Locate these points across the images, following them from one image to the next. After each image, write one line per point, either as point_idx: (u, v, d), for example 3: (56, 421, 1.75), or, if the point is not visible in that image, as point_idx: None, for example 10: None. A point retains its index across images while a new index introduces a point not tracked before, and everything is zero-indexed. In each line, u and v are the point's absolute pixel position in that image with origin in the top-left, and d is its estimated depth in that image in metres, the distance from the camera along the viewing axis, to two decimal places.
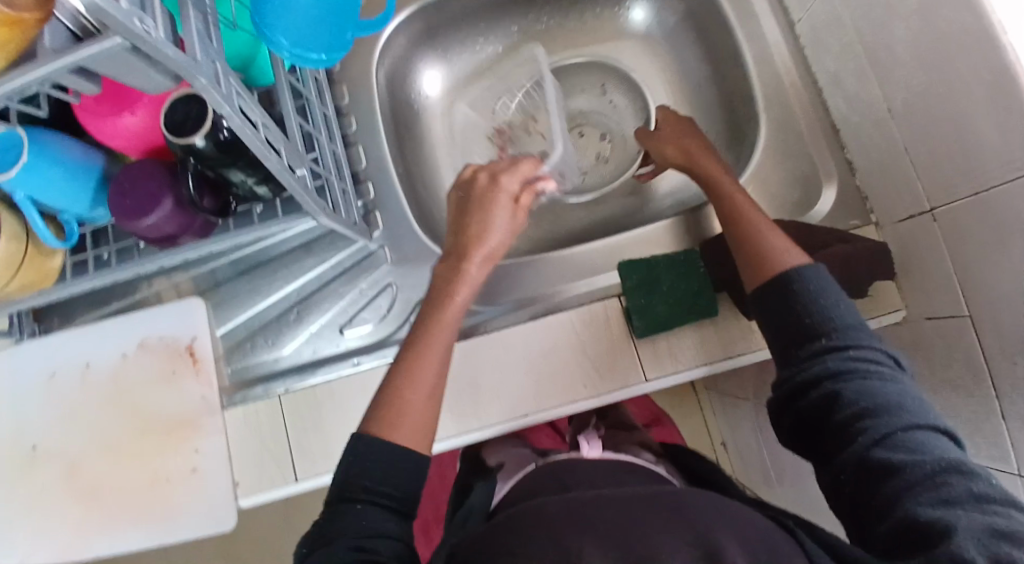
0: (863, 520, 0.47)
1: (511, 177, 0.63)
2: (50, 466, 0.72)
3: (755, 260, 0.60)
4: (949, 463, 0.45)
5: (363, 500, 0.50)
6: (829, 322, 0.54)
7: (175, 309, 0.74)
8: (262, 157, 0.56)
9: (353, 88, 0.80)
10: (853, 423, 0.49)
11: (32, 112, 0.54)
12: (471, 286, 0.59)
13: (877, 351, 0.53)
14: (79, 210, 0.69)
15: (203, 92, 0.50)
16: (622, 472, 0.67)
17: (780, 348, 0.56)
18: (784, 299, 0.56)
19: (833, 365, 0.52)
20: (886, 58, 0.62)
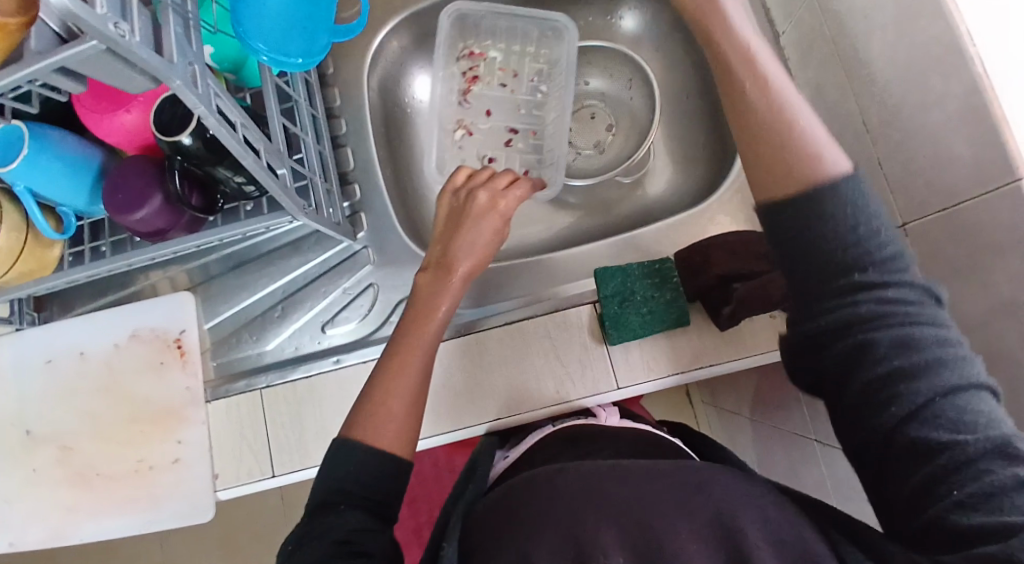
0: (892, 496, 0.43)
1: (511, 201, 0.65)
2: (44, 450, 0.76)
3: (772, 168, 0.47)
4: (993, 437, 0.40)
5: (342, 503, 0.51)
6: (863, 252, 0.45)
7: (165, 302, 0.76)
8: (239, 157, 0.59)
9: (344, 92, 0.82)
10: (889, 387, 0.43)
11: (25, 108, 0.56)
12: (453, 298, 0.62)
13: (914, 284, 0.45)
14: (77, 204, 0.71)
15: (178, 93, 0.52)
16: (642, 443, 0.67)
17: (797, 281, 0.47)
18: (809, 223, 0.45)
19: (866, 311, 0.44)
20: (862, 69, 0.62)
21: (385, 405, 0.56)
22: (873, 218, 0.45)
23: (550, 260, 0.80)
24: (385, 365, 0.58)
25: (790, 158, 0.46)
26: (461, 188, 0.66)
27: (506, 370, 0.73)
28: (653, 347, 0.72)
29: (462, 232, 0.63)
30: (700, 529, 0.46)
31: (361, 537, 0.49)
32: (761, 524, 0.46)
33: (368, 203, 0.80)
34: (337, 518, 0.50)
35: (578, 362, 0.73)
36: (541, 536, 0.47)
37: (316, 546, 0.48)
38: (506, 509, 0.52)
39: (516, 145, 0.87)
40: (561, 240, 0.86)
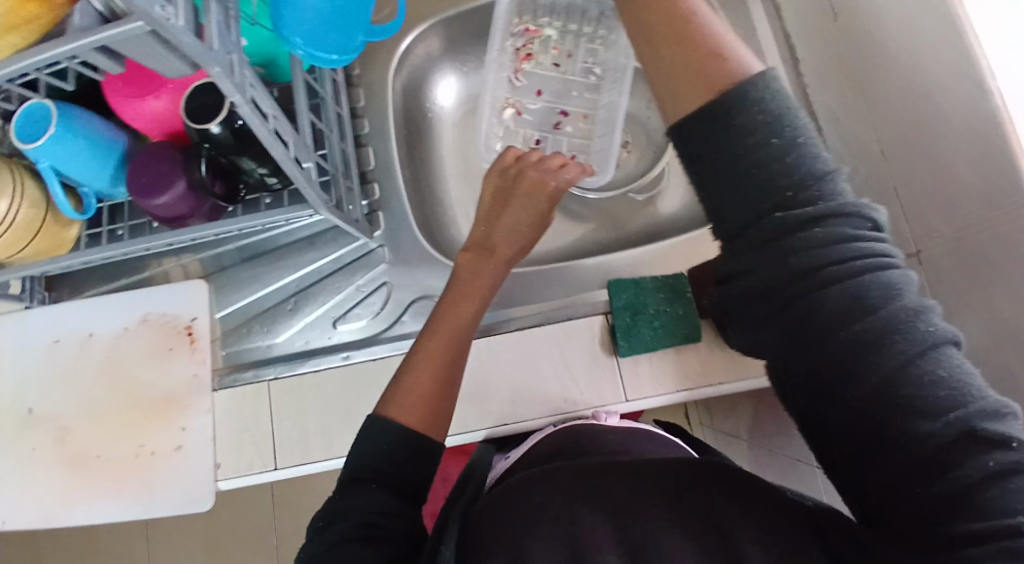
0: (858, 473, 0.42)
1: (557, 179, 0.68)
2: (45, 429, 0.75)
3: (683, 77, 0.43)
4: (958, 405, 0.39)
5: (367, 483, 0.53)
6: (795, 195, 0.41)
7: (179, 289, 0.77)
8: (268, 146, 0.59)
9: (369, 93, 0.84)
10: (843, 357, 0.40)
11: (60, 85, 0.56)
12: (488, 283, 0.65)
13: (856, 229, 0.41)
14: (99, 185, 0.71)
15: (217, 81, 0.53)
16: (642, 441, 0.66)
17: (733, 231, 0.44)
18: (734, 162, 0.42)
19: (806, 268, 0.41)
20: (880, 100, 0.64)
21: (413, 389, 0.59)
22: (797, 150, 0.41)
23: (561, 271, 0.81)
24: (426, 335, 0.62)
25: (712, 71, 0.43)
26: (510, 167, 0.69)
27: (515, 376, 0.74)
28: (661, 361, 0.72)
29: (508, 209, 0.67)
30: (700, 532, 0.46)
31: (383, 520, 0.51)
32: (757, 533, 0.45)
33: (386, 203, 0.81)
34: (362, 497, 0.52)
35: (587, 371, 0.73)
36: (535, 530, 0.48)
37: (340, 525, 0.50)
38: (503, 501, 0.52)
39: (563, 127, 0.88)
40: (574, 252, 0.86)
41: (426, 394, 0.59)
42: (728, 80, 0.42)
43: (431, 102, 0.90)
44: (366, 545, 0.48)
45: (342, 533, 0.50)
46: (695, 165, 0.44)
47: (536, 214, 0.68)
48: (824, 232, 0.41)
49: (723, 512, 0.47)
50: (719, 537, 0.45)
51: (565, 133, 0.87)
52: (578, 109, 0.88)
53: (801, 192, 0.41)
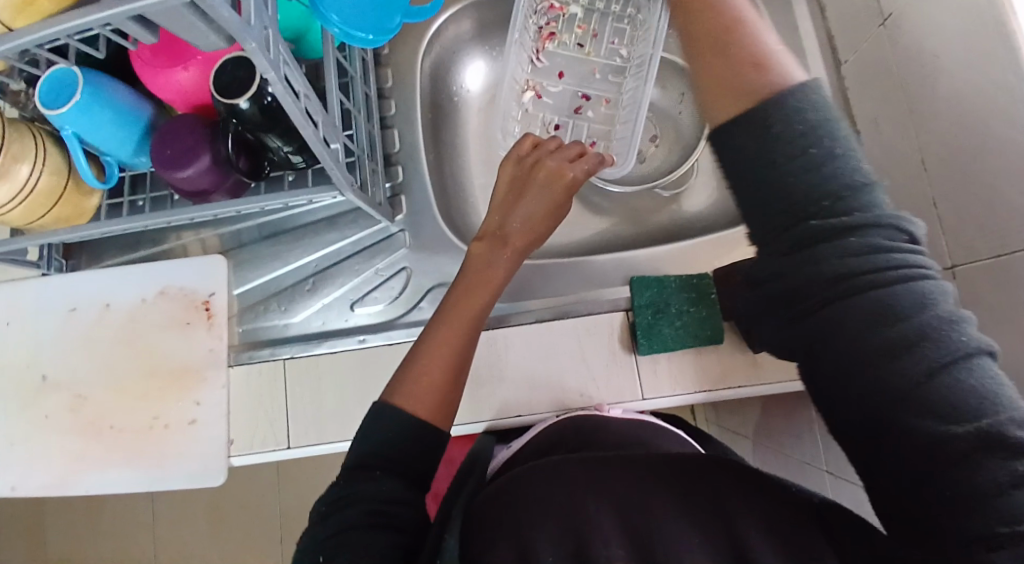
0: (878, 479, 0.41)
1: (576, 169, 0.66)
2: (59, 396, 0.75)
3: (719, 84, 0.44)
4: (988, 414, 0.38)
5: (375, 470, 0.53)
6: (828, 200, 0.41)
7: (197, 263, 0.76)
8: (299, 126, 0.58)
9: (397, 74, 0.82)
10: (869, 360, 0.39)
11: (90, 53, 0.55)
12: (502, 272, 0.63)
13: (892, 236, 0.41)
14: (122, 154, 0.71)
15: (252, 55, 0.52)
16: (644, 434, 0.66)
17: (763, 234, 0.44)
18: (770, 166, 0.42)
19: (836, 273, 0.40)
20: (924, 110, 0.63)
21: (423, 380, 0.57)
22: (836, 157, 0.41)
23: (580, 265, 0.80)
24: (436, 325, 0.60)
25: (749, 80, 0.43)
26: (527, 155, 0.67)
27: (532, 368, 0.73)
28: (680, 361, 0.72)
29: (525, 200, 0.65)
30: (705, 530, 0.46)
31: (392, 507, 0.51)
32: (761, 528, 0.46)
33: (409, 186, 0.80)
34: (371, 484, 0.52)
35: (604, 368, 0.73)
36: (541, 524, 0.48)
37: (346, 512, 0.50)
38: (507, 494, 0.52)
39: (585, 111, 0.87)
40: (595, 245, 0.86)
41: (435, 386, 0.57)
42: (764, 86, 0.43)
43: (457, 85, 0.89)
44: (374, 532, 0.49)
45: (349, 519, 0.50)
46: (730, 167, 0.44)
47: (554, 206, 0.65)
48: (859, 238, 0.40)
49: (730, 508, 0.47)
50: (723, 528, 0.46)
51: (586, 117, 0.87)
52: (600, 92, 0.87)
53: (838, 198, 0.41)
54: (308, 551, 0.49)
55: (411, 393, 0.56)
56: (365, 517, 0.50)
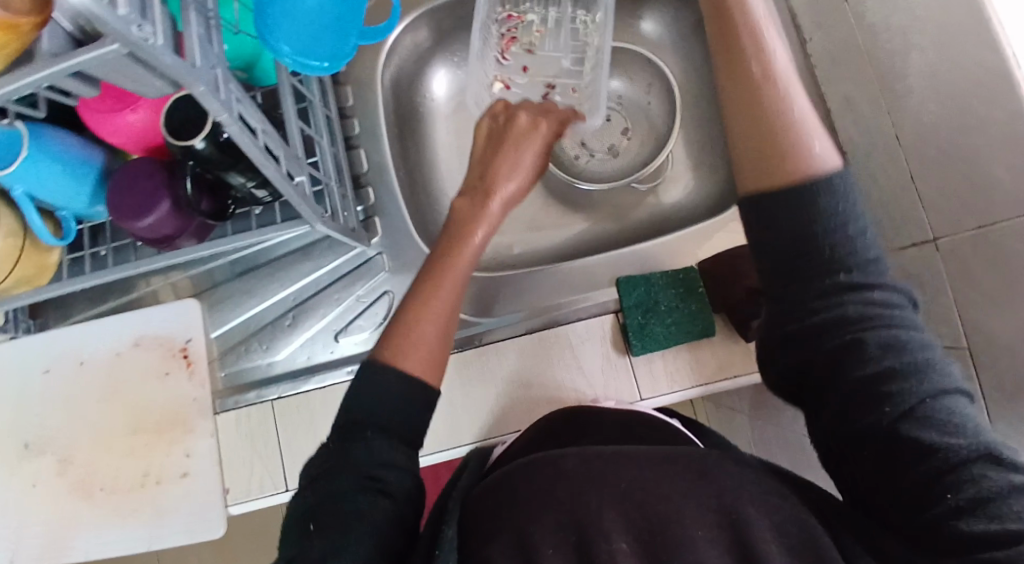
0: (879, 495, 0.44)
1: (550, 124, 0.69)
2: (43, 463, 0.72)
3: (766, 161, 0.46)
4: (981, 441, 0.42)
5: (375, 430, 0.53)
6: (848, 256, 0.46)
7: (170, 310, 0.73)
8: (261, 165, 0.56)
9: (358, 91, 0.79)
10: (884, 387, 0.43)
11: (31, 113, 0.51)
12: (490, 224, 0.64)
13: (897, 292, 0.47)
14: (77, 207, 0.67)
15: (202, 100, 0.49)
16: (639, 428, 0.63)
17: (781, 280, 0.48)
18: (795, 221, 0.46)
19: (853, 317, 0.45)
20: (901, 89, 0.63)
21: (417, 337, 0.57)
22: (859, 223, 0.46)
23: (565, 268, 0.77)
24: (424, 282, 0.60)
25: (780, 146, 0.46)
26: (502, 114, 0.70)
27: (527, 381, 0.72)
28: (675, 359, 0.71)
29: (507, 157, 0.66)
30: (707, 514, 0.46)
31: (384, 473, 0.51)
32: (766, 514, 0.46)
33: (382, 207, 0.78)
34: (365, 448, 0.52)
35: (601, 374, 0.72)
36: (541, 518, 0.47)
37: (342, 476, 0.50)
38: (506, 488, 0.50)
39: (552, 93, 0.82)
40: (577, 247, 0.84)
41: (427, 343, 0.57)
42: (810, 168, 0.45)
43: (420, 96, 0.86)
44: (368, 498, 0.49)
45: (345, 485, 0.50)
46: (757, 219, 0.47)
47: (534, 162, 0.68)
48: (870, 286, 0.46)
49: (727, 491, 0.47)
50: (722, 513, 0.46)
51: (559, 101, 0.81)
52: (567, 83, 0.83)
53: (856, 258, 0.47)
54: (297, 518, 0.50)
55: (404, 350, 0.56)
56: (359, 484, 0.50)
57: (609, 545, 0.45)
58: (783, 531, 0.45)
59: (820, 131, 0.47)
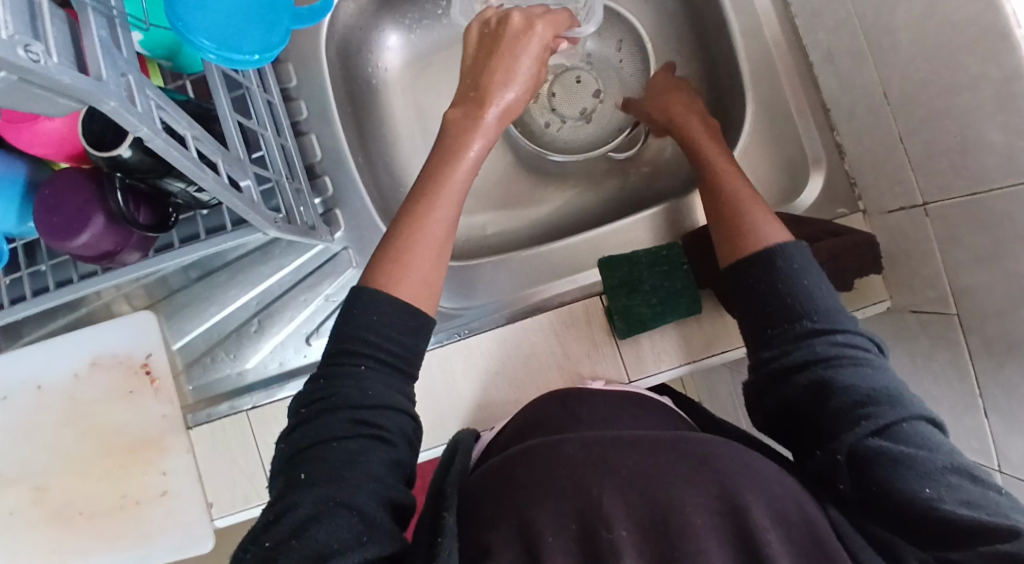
0: (867, 508, 0.42)
1: (547, 26, 0.61)
2: (12, 493, 0.70)
3: (729, 239, 0.55)
4: (956, 465, 0.41)
5: (370, 359, 0.47)
6: (811, 304, 0.49)
7: (126, 325, 0.70)
8: (196, 178, 0.49)
9: (302, 71, 0.73)
10: (854, 407, 0.43)
11: None
12: (487, 138, 0.56)
13: (863, 337, 0.48)
14: (5, 228, 0.61)
15: (114, 115, 0.42)
16: (635, 407, 0.59)
17: (757, 334, 0.51)
18: (764, 284, 0.51)
19: (823, 356, 0.46)
20: (885, 40, 0.59)
21: (413, 260, 0.51)
22: (821, 283, 0.50)
23: (546, 251, 0.74)
24: (411, 202, 0.53)
25: (740, 228, 0.55)
26: (493, 17, 0.61)
27: (512, 371, 0.70)
28: (662, 339, 0.69)
29: (503, 58, 0.58)
30: (707, 501, 0.42)
31: (380, 416, 0.46)
32: (763, 499, 0.42)
33: (342, 197, 0.73)
34: (357, 386, 0.46)
35: (586, 357, 0.70)
36: (542, 502, 0.42)
37: (329, 421, 0.45)
38: (501, 475, 0.46)
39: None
40: (553, 223, 0.81)
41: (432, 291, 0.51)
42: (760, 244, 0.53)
43: (373, 69, 0.80)
44: (362, 442, 0.44)
45: (334, 431, 0.44)
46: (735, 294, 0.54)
47: (535, 69, 0.60)
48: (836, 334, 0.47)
49: (730, 476, 0.43)
50: (723, 499, 0.42)
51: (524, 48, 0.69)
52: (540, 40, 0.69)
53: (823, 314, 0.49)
54: (279, 468, 0.45)
55: (395, 271, 0.50)
56: (354, 428, 0.45)
57: (610, 533, 0.41)
58: (786, 525, 0.41)
59: (769, 218, 0.55)
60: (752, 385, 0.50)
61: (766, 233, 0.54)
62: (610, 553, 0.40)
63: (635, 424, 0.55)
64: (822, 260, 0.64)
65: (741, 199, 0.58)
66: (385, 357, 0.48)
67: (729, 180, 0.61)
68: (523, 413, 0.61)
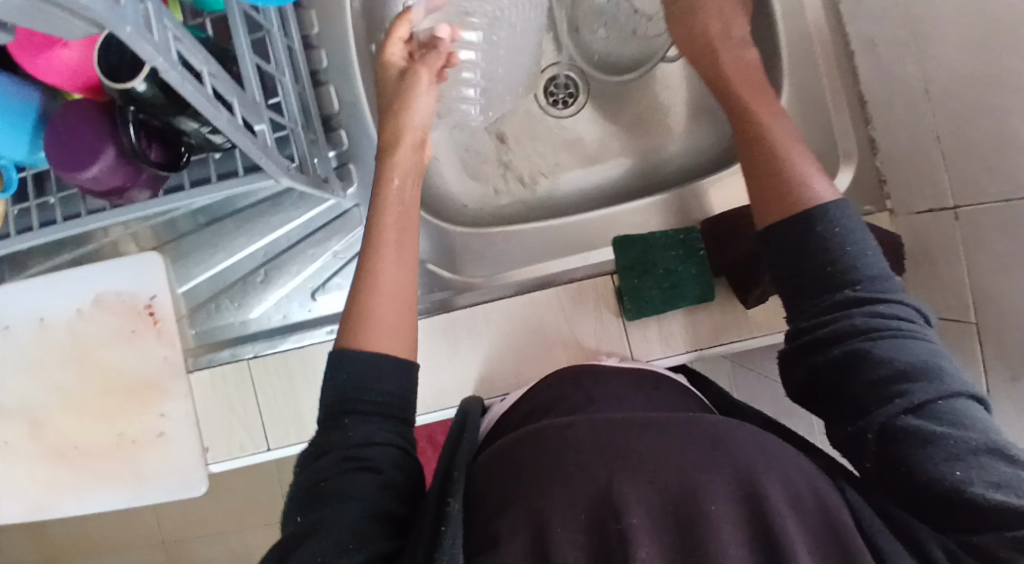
0: (889, 481, 0.43)
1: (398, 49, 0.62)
2: (12, 423, 0.70)
3: (772, 195, 0.51)
4: (991, 443, 0.40)
5: (352, 412, 0.47)
6: (854, 271, 0.47)
7: (131, 265, 0.69)
8: (211, 117, 0.48)
9: (325, 18, 0.71)
10: (888, 383, 0.43)
11: None
12: (405, 170, 0.58)
13: (906, 306, 0.46)
14: (17, 157, 0.60)
15: (131, 43, 0.40)
16: (647, 388, 0.58)
17: (793, 300, 0.49)
18: (802, 249, 0.48)
19: (862, 327, 0.45)
20: (930, 31, 0.56)
21: (377, 311, 0.50)
22: (865, 247, 0.47)
23: (561, 225, 0.73)
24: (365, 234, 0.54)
25: (786, 185, 0.50)
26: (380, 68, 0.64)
27: (517, 343, 0.69)
28: (670, 323, 0.68)
29: (403, 100, 0.60)
30: (722, 487, 0.41)
31: (370, 452, 0.45)
32: (779, 481, 0.42)
33: (357, 152, 0.72)
34: (343, 430, 0.46)
35: (593, 335, 0.69)
36: (551, 490, 0.42)
37: (320, 463, 0.45)
38: (512, 458, 0.46)
39: (468, 71, 0.72)
40: (570, 198, 0.80)
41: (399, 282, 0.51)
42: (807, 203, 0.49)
43: None
44: (354, 477, 0.44)
45: (325, 471, 0.44)
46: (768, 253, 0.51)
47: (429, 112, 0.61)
48: (874, 303, 0.46)
49: (743, 460, 0.43)
50: (740, 485, 0.41)
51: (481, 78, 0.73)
52: (479, 20, 0.70)
53: (864, 282, 0.47)
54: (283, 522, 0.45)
55: (363, 321, 0.49)
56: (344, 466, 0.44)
57: (619, 523, 0.40)
58: (800, 508, 0.41)
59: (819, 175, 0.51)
60: (784, 349, 0.50)
61: (822, 190, 0.50)
62: (620, 544, 0.39)
63: (650, 406, 0.54)
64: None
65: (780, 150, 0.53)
66: (369, 405, 0.47)
67: (768, 125, 0.55)
68: (536, 388, 0.61)
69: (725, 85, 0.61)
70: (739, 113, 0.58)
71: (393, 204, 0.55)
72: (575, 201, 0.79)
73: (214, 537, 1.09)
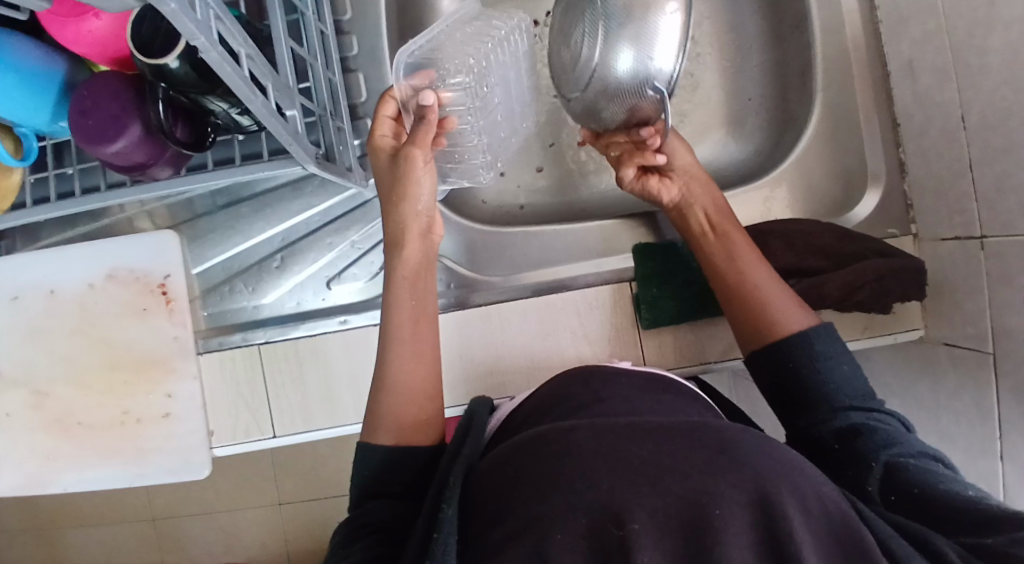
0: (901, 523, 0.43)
1: (388, 127, 0.59)
2: (16, 392, 0.70)
3: (755, 327, 0.57)
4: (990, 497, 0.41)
5: (366, 484, 0.51)
6: (837, 382, 0.52)
7: (146, 242, 0.68)
8: (245, 100, 0.47)
9: (359, 5, 0.71)
10: (886, 441, 0.47)
11: (11, 15, 0.45)
12: (417, 262, 0.59)
13: (890, 415, 0.50)
14: (37, 124, 0.59)
15: (173, 18, 0.39)
16: (660, 392, 0.55)
17: (791, 412, 0.53)
18: (795, 362, 0.53)
19: (850, 423, 0.49)
20: (972, 59, 0.56)
21: (394, 401, 0.54)
22: (842, 361, 0.53)
23: (580, 230, 0.73)
24: (387, 317, 0.57)
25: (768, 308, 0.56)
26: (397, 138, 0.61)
27: (530, 346, 0.69)
28: (686, 334, 0.68)
29: (402, 186, 0.57)
30: (734, 495, 0.37)
31: (375, 513, 0.48)
32: (796, 501, 0.38)
33: None
34: (364, 507, 0.49)
35: (608, 342, 0.69)
36: (550, 496, 0.39)
37: (338, 533, 0.49)
38: (513, 464, 0.42)
39: (469, 133, 0.68)
40: (591, 205, 0.79)
41: (420, 309, 0.57)
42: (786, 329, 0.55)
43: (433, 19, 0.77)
44: (360, 540, 0.46)
45: (338, 540, 0.48)
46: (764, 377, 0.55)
47: (431, 203, 0.59)
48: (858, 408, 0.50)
49: (759, 469, 0.39)
50: (754, 497, 0.37)
51: (489, 129, 0.70)
52: (465, 79, 0.63)
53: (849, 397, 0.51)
54: None
55: (389, 352, 0.55)
56: (353, 527, 0.48)
57: (621, 529, 0.37)
58: (808, 515, 0.38)
59: (792, 306, 0.56)
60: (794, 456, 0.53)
61: (793, 322, 0.55)
62: (621, 549, 0.37)
63: (659, 407, 0.52)
64: (866, 279, 0.63)
65: (755, 284, 0.58)
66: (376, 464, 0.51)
67: (740, 256, 0.60)
68: (546, 388, 0.59)
69: (691, 206, 0.66)
70: (711, 242, 0.63)
71: (407, 295, 0.57)
72: (596, 206, 0.79)
73: (206, 515, 1.08)
